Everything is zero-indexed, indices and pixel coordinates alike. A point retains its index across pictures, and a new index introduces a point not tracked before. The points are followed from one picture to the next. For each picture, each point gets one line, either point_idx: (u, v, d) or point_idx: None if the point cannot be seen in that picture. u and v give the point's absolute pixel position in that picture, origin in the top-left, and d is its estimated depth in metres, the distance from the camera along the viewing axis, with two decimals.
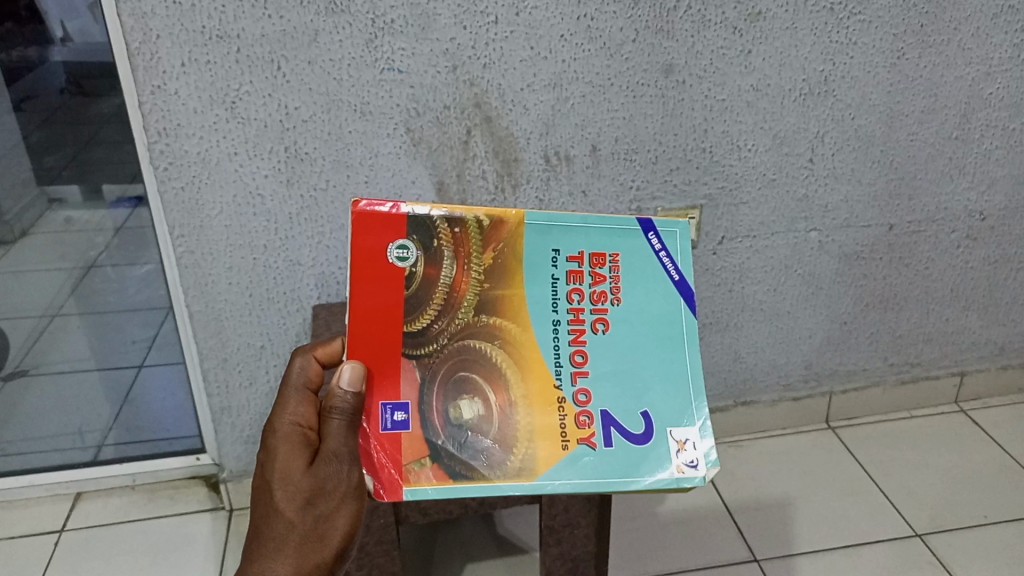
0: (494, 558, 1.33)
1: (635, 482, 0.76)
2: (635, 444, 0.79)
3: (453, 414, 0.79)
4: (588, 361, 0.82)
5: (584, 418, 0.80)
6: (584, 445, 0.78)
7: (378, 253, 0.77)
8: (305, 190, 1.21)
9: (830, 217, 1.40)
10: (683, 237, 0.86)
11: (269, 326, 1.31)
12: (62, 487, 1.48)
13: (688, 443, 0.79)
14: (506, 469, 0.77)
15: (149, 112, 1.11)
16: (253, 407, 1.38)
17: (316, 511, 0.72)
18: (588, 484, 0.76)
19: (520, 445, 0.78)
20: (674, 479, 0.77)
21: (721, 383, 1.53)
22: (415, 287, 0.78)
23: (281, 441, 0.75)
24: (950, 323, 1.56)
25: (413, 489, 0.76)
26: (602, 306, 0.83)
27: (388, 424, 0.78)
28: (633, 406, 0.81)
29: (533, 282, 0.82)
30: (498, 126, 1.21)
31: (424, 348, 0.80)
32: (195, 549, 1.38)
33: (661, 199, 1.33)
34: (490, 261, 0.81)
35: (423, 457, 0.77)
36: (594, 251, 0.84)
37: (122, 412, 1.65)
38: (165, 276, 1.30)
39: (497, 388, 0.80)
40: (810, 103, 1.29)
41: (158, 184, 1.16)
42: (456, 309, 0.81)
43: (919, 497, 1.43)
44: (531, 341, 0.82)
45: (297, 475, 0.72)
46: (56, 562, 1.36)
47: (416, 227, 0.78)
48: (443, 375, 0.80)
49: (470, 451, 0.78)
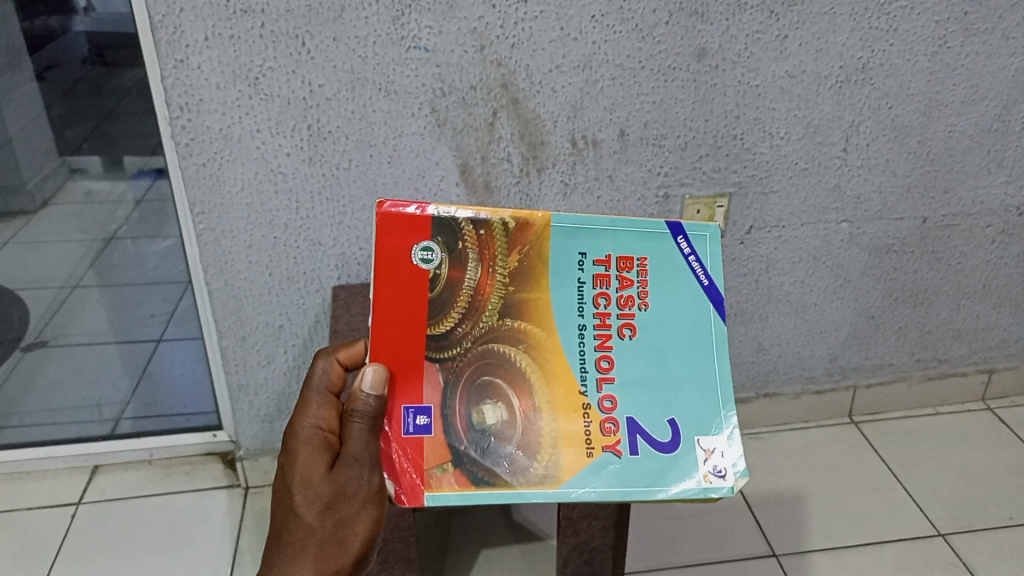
0: (509, 545, 1.32)
1: (662, 492, 0.75)
2: (661, 452, 0.77)
3: (476, 419, 0.78)
4: (614, 368, 0.81)
5: (610, 425, 0.78)
6: (609, 452, 0.77)
7: (403, 253, 0.76)
8: (327, 169, 1.19)
9: (861, 208, 1.36)
10: (713, 241, 0.84)
11: (288, 305, 1.30)
12: (79, 460, 1.48)
13: (716, 452, 0.78)
14: (530, 476, 0.76)
15: (171, 87, 1.09)
16: (270, 386, 1.37)
17: (337, 515, 0.72)
18: (613, 493, 0.75)
19: (544, 450, 0.77)
20: (701, 489, 0.75)
21: (744, 374, 1.50)
22: (440, 290, 0.77)
23: (302, 444, 0.75)
24: (980, 319, 1.53)
25: (435, 495, 0.75)
26: (630, 311, 0.82)
27: (410, 428, 0.77)
28: (660, 413, 0.79)
29: (559, 285, 0.81)
30: (525, 108, 1.18)
31: (448, 352, 0.79)
32: (211, 527, 1.38)
33: (688, 185, 1.30)
34: (515, 264, 0.80)
35: (445, 462, 0.76)
36: (623, 255, 0.82)
37: (138, 387, 1.64)
38: (185, 253, 1.29)
39: (521, 393, 0.79)
40: (846, 91, 1.25)
41: (180, 160, 1.15)
42: (481, 312, 0.79)
43: (943, 497, 1.41)
44: (555, 346, 0.80)
45: (318, 479, 0.72)
46: (72, 535, 1.36)
47: (441, 228, 0.77)
48: (467, 379, 0.79)
49: (493, 457, 0.77)
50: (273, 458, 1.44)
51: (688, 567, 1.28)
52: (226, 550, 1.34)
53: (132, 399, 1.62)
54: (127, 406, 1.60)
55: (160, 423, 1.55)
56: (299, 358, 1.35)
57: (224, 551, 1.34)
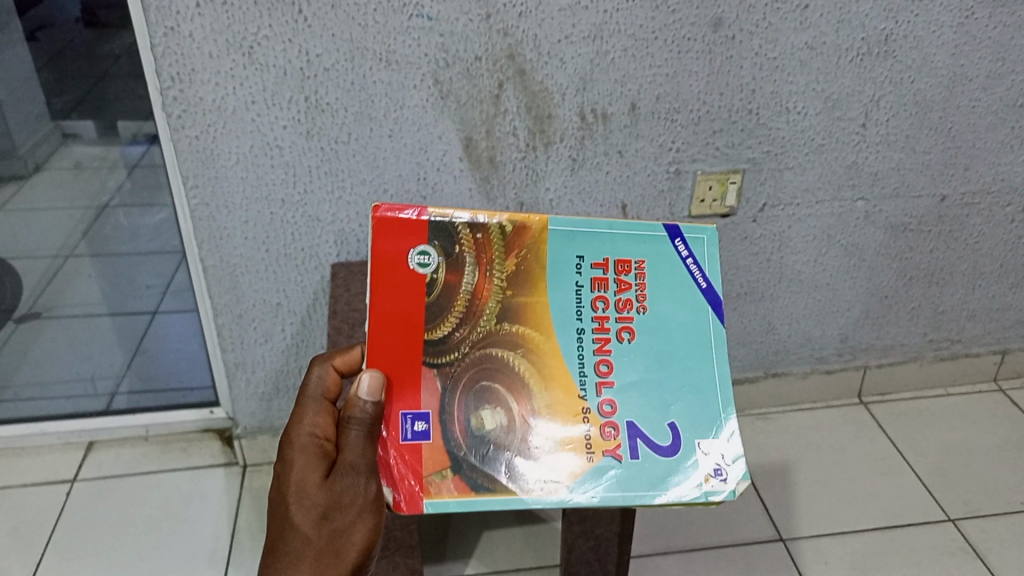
0: (512, 528, 1.30)
1: (663, 495, 0.75)
2: (662, 456, 0.78)
3: (475, 424, 0.78)
4: (613, 371, 0.82)
5: (610, 429, 0.79)
6: (610, 456, 0.77)
7: (401, 258, 0.80)
8: (326, 143, 1.14)
9: (879, 185, 1.32)
10: (710, 244, 0.87)
11: (286, 282, 1.26)
12: (74, 436, 1.46)
13: (717, 454, 0.78)
14: (530, 481, 0.76)
15: (162, 56, 1.04)
16: (268, 363, 1.33)
17: (333, 524, 0.72)
18: (614, 497, 0.75)
19: (544, 455, 0.78)
20: (702, 492, 0.75)
21: (753, 353, 1.47)
22: (437, 294, 0.80)
23: (298, 452, 0.74)
24: (996, 300, 1.49)
25: (433, 501, 0.75)
26: (628, 315, 0.84)
27: (408, 435, 0.77)
28: (660, 417, 0.80)
29: (556, 288, 0.84)
30: (532, 80, 1.13)
31: (446, 356, 0.80)
32: (208, 505, 1.36)
33: (701, 161, 1.25)
34: (512, 267, 0.83)
35: (444, 468, 0.76)
36: (620, 258, 0.85)
37: (133, 361, 1.62)
38: (179, 228, 1.24)
39: (520, 397, 0.80)
40: (867, 64, 1.20)
41: (172, 132, 1.10)
42: (479, 316, 0.81)
43: (954, 481, 1.38)
44: (554, 350, 0.82)
45: (312, 488, 0.72)
46: (68, 513, 1.34)
47: (438, 233, 0.81)
48: (465, 384, 0.79)
49: (493, 463, 0.77)
50: (271, 436, 1.41)
51: (693, 552, 1.26)
52: (223, 529, 1.31)
53: (128, 373, 1.59)
54: (123, 380, 1.58)
55: (156, 398, 1.52)
56: (297, 336, 1.31)
57: (222, 530, 1.31)
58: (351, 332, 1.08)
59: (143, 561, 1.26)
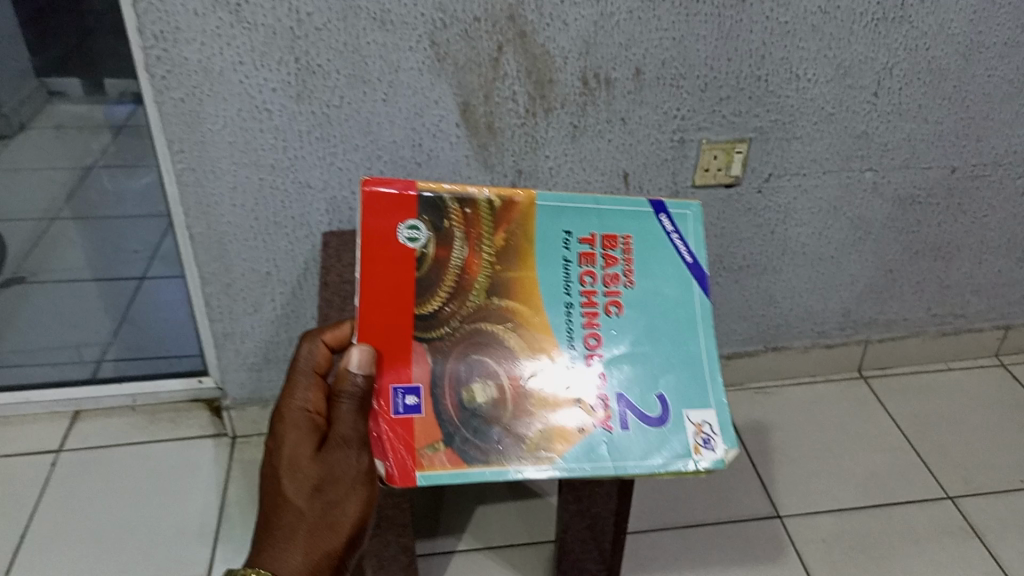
0: (506, 503, 1.29)
1: (651, 464, 0.76)
2: (651, 427, 0.78)
3: (466, 398, 0.79)
4: (601, 345, 0.83)
5: (598, 401, 0.80)
6: (599, 427, 0.79)
7: (391, 234, 0.79)
8: (317, 107, 1.09)
9: (888, 156, 1.28)
10: (695, 220, 0.87)
11: (275, 251, 1.22)
12: (60, 404, 1.42)
13: (705, 425, 0.79)
14: (520, 452, 0.78)
15: (144, 13, 0.99)
16: (258, 334, 1.30)
17: (326, 497, 0.67)
18: (603, 467, 0.76)
19: (534, 426, 0.79)
20: (690, 461, 0.77)
21: (753, 327, 1.45)
22: (427, 269, 0.80)
23: (289, 426, 0.70)
24: (1002, 274, 1.46)
25: (426, 474, 0.76)
26: (615, 289, 0.85)
27: (400, 409, 0.78)
28: (648, 388, 0.81)
29: (545, 264, 0.83)
30: (533, 43, 1.08)
31: (436, 331, 0.81)
32: (197, 477, 1.33)
33: (706, 129, 1.21)
34: (501, 243, 0.83)
35: (436, 441, 0.77)
36: (607, 234, 0.85)
37: (120, 330, 1.57)
38: (165, 193, 1.20)
39: (510, 370, 0.81)
40: (882, 29, 1.15)
41: (156, 94, 1.05)
42: (468, 292, 0.82)
43: (953, 458, 1.37)
44: (543, 324, 0.82)
45: (305, 461, 0.68)
46: (54, 485, 1.31)
47: (427, 208, 0.80)
48: (456, 358, 0.80)
49: (484, 435, 0.78)
50: (261, 408, 1.38)
51: (690, 529, 1.24)
52: (213, 501, 1.29)
53: (115, 340, 1.55)
54: (110, 347, 1.54)
55: (143, 367, 1.49)
56: (288, 306, 1.28)
57: (212, 503, 1.29)
58: (342, 305, 1.04)
59: (131, 534, 1.24)
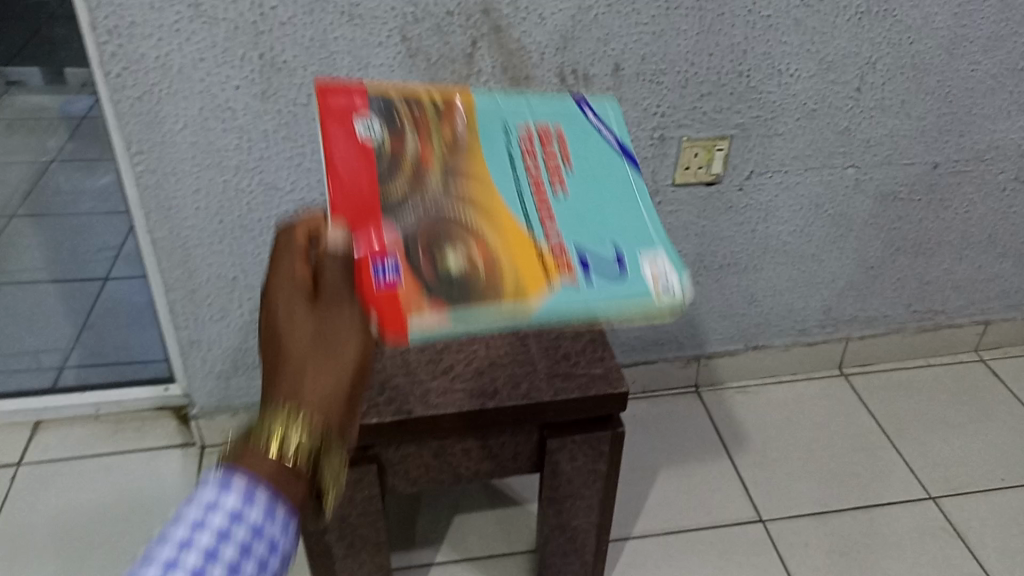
0: (485, 511, 1.25)
1: (615, 301, 0.67)
2: (613, 278, 0.69)
3: (440, 263, 0.68)
4: (556, 220, 0.74)
5: (561, 252, 0.70)
6: (567, 276, 0.68)
7: (344, 123, 0.75)
8: (283, 105, 1.05)
9: (870, 153, 1.26)
10: (614, 112, 0.88)
11: (242, 255, 1.17)
12: (18, 415, 1.37)
13: (663, 270, 0.70)
14: (501, 297, 0.66)
15: (96, 7, 0.93)
16: (225, 340, 1.25)
17: (326, 327, 0.54)
18: (568, 305, 0.66)
19: (508, 281, 0.67)
20: (651, 294, 0.67)
21: (734, 326, 1.43)
22: (384, 159, 0.74)
23: (282, 285, 0.57)
24: (982, 270, 1.45)
25: (417, 320, 0.63)
26: (558, 174, 0.78)
27: (381, 279, 0.64)
28: (604, 242, 0.72)
29: (492, 153, 0.78)
30: (509, 38, 1.04)
31: (398, 217, 0.70)
32: (164, 491, 1.28)
33: (687, 126, 1.17)
34: (451, 135, 0.78)
35: (419, 294, 0.65)
36: (540, 126, 0.82)
37: (82, 336, 1.52)
38: (124, 195, 1.14)
39: (478, 241, 0.70)
40: (865, 23, 1.12)
41: (111, 93, 0.99)
42: (427, 179, 0.74)
43: (934, 456, 1.36)
44: (505, 207, 0.74)
45: (300, 313, 0.55)
46: (12, 501, 1.26)
47: (377, 104, 0.77)
48: (422, 236, 0.69)
49: (466, 292, 0.66)
50: (229, 416, 1.34)
51: (672, 535, 1.22)
52: None
53: (78, 346, 1.50)
54: (72, 353, 1.48)
55: (106, 374, 1.43)
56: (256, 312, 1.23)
57: None
58: None
59: (95, 551, 1.19)
